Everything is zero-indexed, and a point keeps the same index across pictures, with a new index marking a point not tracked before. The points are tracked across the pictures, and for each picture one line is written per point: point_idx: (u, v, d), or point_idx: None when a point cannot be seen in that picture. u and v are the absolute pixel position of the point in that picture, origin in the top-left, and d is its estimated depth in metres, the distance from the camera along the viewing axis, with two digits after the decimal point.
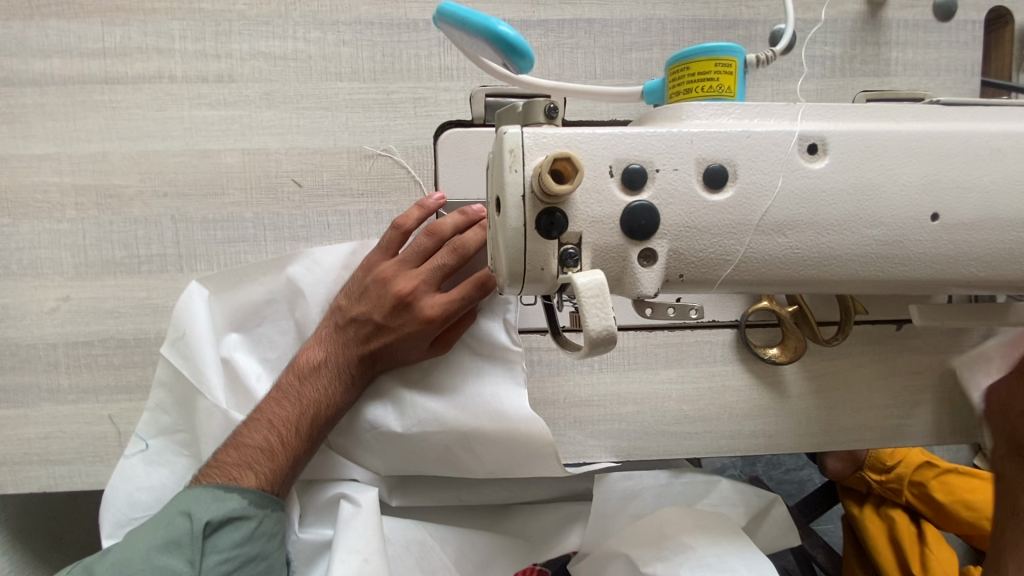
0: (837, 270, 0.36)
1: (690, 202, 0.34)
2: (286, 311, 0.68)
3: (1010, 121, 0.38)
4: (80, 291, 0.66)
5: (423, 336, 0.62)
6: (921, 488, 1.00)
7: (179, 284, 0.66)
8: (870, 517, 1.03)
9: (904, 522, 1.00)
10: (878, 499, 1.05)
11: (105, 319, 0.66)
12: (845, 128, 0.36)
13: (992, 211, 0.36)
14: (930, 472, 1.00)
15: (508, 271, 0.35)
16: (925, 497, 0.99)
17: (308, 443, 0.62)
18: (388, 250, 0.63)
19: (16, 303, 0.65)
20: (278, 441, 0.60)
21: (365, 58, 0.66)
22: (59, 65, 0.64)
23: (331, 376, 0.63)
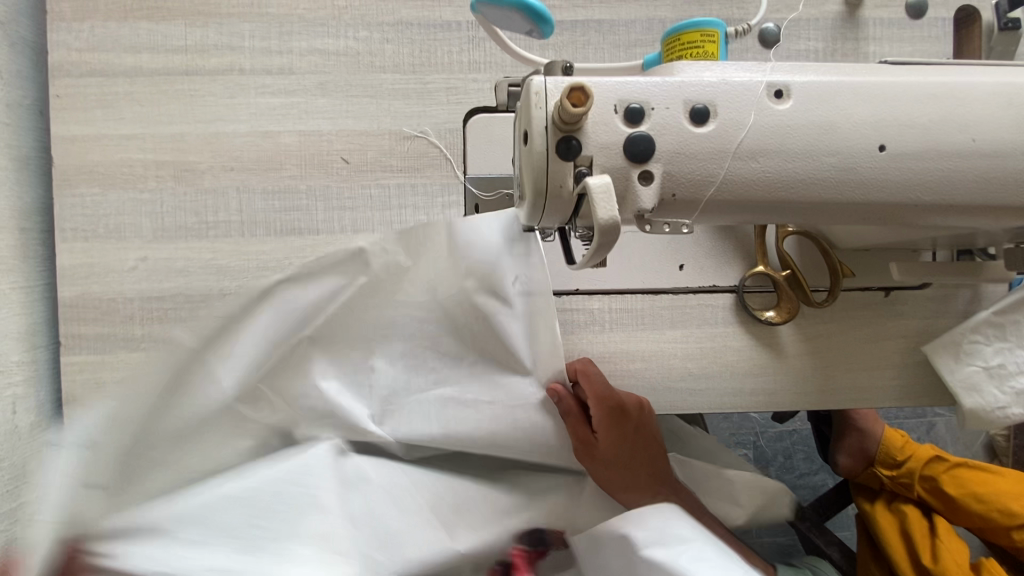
0: (803, 192, 0.44)
1: (680, 133, 0.43)
2: None
3: (946, 75, 0.46)
4: (157, 252, 0.76)
5: None
6: (932, 483, 1.02)
7: (240, 247, 0.76)
8: (881, 511, 1.07)
9: (916, 516, 1.03)
10: (890, 495, 1.08)
11: (177, 277, 0.76)
12: (806, 79, 0.44)
13: (931, 144, 0.44)
14: (941, 465, 1.03)
15: (533, 190, 0.43)
16: (936, 491, 1.02)
17: None
18: None
19: (100, 262, 0.75)
20: None
21: (405, 53, 0.77)
22: (149, 60, 0.76)
23: None
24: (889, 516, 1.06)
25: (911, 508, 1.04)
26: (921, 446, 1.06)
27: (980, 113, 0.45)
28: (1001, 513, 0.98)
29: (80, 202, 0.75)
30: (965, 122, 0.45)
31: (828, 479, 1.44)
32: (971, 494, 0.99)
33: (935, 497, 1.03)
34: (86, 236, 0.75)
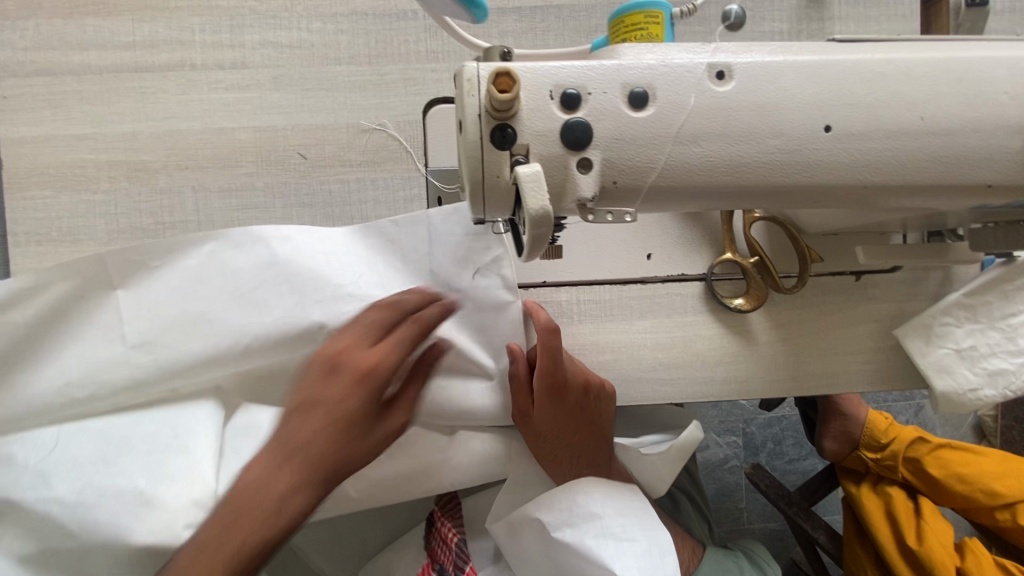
0: (748, 176, 0.43)
1: (618, 118, 0.41)
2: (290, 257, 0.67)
3: (894, 52, 0.45)
4: None
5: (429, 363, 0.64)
6: (915, 464, 1.04)
7: None
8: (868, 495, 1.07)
9: (902, 498, 1.04)
10: (875, 478, 1.08)
11: None
12: (749, 59, 0.43)
13: (878, 123, 0.43)
14: (924, 446, 1.04)
15: (469, 180, 0.42)
16: (920, 472, 1.04)
17: (310, 496, 0.60)
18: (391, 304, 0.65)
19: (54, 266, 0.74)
20: (285, 493, 0.59)
21: (361, 44, 0.75)
22: (96, 57, 0.74)
23: (337, 433, 0.61)
24: (875, 499, 1.06)
25: (897, 490, 1.05)
26: (905, 429, 1.06)
27: (929, 90, 0.44)
28: (982, 492, 1.01)
29: (31, 206, 0.73)
30: (912, 100, 0.43)
31: (818, 464, 1.45)
32: (953, 475, 1.01)
33: (920, 479, 1.04)
34: (38, 241, 0.74)
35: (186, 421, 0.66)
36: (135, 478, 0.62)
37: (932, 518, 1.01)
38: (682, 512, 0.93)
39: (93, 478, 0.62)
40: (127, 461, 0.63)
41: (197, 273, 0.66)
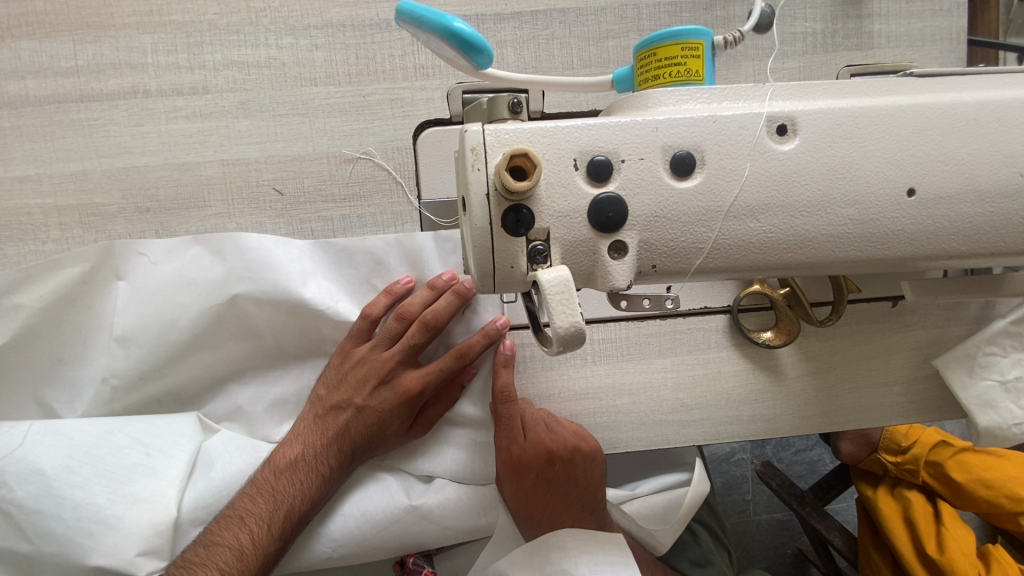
0: (814, 252, 0.36)
1: (659, 191, 0.34)
2: (273, 273, 0.65)
3: (986, 90, 0.37)
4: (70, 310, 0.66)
5: (404, 408, 0.65)
6: (938, 468, 0.95)
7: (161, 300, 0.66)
8: (883, 498, 1.00)
9: (920, 503, 0.96)
10: (892, 480, 1.01)
11: (94, 337, 0.66)
12: (814, 106, 0.35)
13: (970, 184, 0.36)
14: (948, 450, 0.95)
15: (477, 271, 0.34)
16: (942, 477, 0.95)
17: (280, 541, 0.62)
18: (358, 337, 0.65)
19: None
20: (249, 539, 0.60)
21: (339, 61, 0.66)
22: (34, 86, 0.64)
23: (308, 472, 0.63)
24: (893, 502, 0.99)
25: (915, 494, 0.97)
26: (927, 431, 0.97)
27: None
28: (1008, 498, 0.92)
29: None
30: (1011, 153, 0.36)
31: (825, 455, 1.41)
32: (978, 481, 0.92)
33: (941, 483, 0.95)
34: None
35: (159, 437, 0.65)
36: (98, 494, 0.61)
37: (953, 524, 0.94)
38: (702, 545, 0.85)
39: (62, 489, 0.61)
40: (107, 469, 0.62)
41: (182, 278, 0.65)
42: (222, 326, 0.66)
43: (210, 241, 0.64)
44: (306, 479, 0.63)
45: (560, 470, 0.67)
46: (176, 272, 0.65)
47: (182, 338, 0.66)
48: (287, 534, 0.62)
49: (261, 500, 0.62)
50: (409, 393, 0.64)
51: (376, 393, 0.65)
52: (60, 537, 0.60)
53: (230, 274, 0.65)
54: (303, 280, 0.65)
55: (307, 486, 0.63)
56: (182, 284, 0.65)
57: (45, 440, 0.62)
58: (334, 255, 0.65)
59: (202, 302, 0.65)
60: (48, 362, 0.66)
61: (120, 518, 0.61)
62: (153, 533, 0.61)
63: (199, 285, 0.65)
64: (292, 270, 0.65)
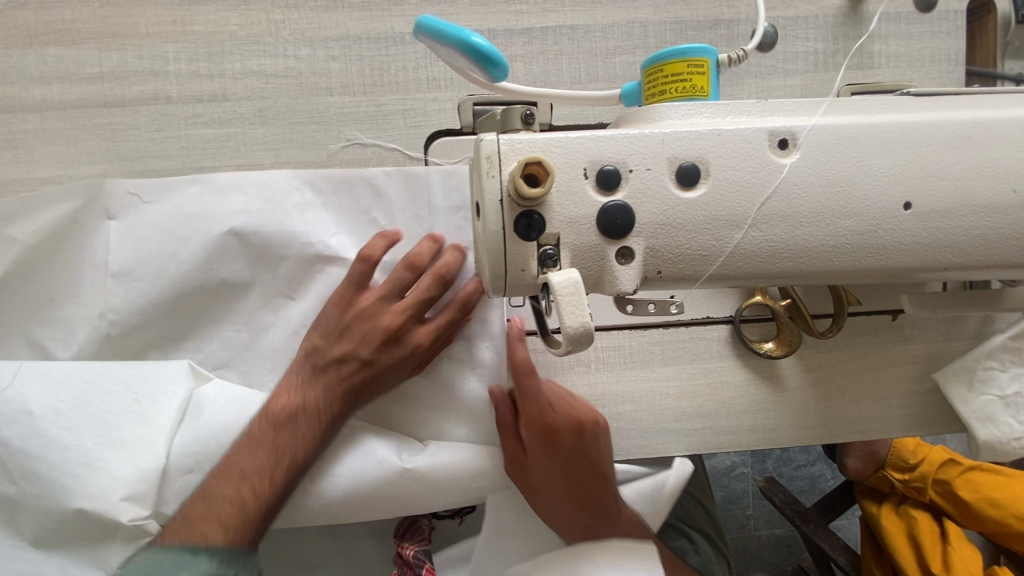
0: (814, 262, 0.37)
1: (664, 201, 0.35)
2: (275, 210, 0.66)
3: (983, 110, 0.38)
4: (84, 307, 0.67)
5: (405, 362, 0.64)
6: (945, 486, 0.95)
7: (175, 298, 0.67)
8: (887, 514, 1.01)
9: (926, 521, 0.97)
10: (898, 498, 1.01)
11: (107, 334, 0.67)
12: (816, 120, 0.37)
13: (965, 198, 0.37)
14: (955, 468, 0.96)
15: (489, 273, 0.35)
16: (948, 495, 0.95)
17: (286, 487, 0.63)
18: (356, 287, 0.64)
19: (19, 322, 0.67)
20: (253, 492, 0.60)
21: (354, 72, 0.68)
22: (59, 90, 0.66)
23: (309, 420, 0.64)
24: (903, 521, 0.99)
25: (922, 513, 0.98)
26: (935, 449, 0.98)
27: (1023, 157, 0.37)
28: (1016, 518, 0.92)
29: None
30: (1004, 171, 0.37)
31: (825, 471, 1.41)
32: (987, 500, 0.93)
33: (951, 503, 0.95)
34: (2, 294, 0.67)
35: (150, 385, 0.65)
36: (86, 437, 0.61)
37: (960, 544, 0.93)
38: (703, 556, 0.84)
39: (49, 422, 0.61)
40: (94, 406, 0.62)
41: (183, 215, 0.66)
42: (222, 265, 0.67)
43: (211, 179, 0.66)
44: (307, 427, 0.64)
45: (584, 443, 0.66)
46: (178, 207, 0.66)
47: (183, 278, 0.67)
48: (291, 480, 0.63)
49: (262, 450, 0.62)
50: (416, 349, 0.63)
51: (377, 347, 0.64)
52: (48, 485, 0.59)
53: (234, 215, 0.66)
54: (303, 214, 0.66)
55: (309, 434, 0.64)
56: (184, 220, 0.66)
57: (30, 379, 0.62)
58: (336, 188, 0.67)
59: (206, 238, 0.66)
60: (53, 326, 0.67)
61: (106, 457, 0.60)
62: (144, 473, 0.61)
63: (204, 223, 0.66)
64: (291, 203, 0.66)
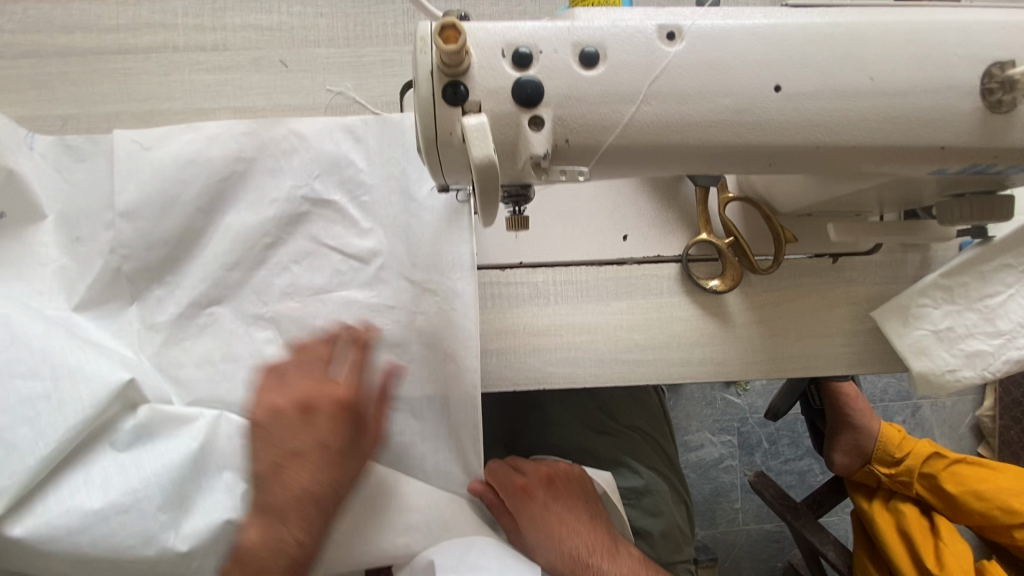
0: (700, 137, 0.44)
1: (569, 78, 0.42)
2: (259, 162, 0.74)
3: (848, 16, 0.45)
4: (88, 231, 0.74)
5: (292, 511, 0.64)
6: (929, 480, 1.16)
7: (166, 223, 0.73)
8: (878, 510, 1.19)
9: (914, 514, 1.16)
10: (886, 493, 1.22)
11: (107, 255, 0.73)
12: (699, 20, 0.44)
13: (828, 85, 0.44)
14: (939, 463, 1.17)
15: (423, 137, 0.42)
16: (933, 488, 1.16)
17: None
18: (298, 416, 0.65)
19: (25, 242, 0.73)
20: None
21: (339, 28, 0.77)
22: (79, 38, 0.75)
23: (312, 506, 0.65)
24: (883, 511, 1.19)
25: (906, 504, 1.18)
26: (920, 446, 1.19)
27: (880, 51, 0.44)
28: (1000, 509, 1.13)
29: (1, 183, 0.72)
30: (863, 62, 0.44)
31: None
32: (972, 493, 1.13)
33: (931, 494, 1.16)
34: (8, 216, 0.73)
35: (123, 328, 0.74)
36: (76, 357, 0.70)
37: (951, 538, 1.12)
38: (655, 495, 0.90)
39: (27, 392, 0.68)
40: (62, 364, 0.69)
41: (158, 149, 0.73)
42: (206, 200, 0.74)
43: (206, 128, 0.73)
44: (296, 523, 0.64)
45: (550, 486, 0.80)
46: (174, 152, 0.73)
47: (178, 206, 0.73)
48: None
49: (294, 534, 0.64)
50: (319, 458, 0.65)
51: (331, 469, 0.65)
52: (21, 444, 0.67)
53: (232, 155, 0.73)
54: (285, 156, 0.74)
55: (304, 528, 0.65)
56: (184, 165, 0.73)
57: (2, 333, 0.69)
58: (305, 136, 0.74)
59: (205, 177, 0.73)
60: (37, 265, 0.73)
61: (72, 421, 0.68)
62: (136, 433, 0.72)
63: (202, 162, 0.73)
64: (271, 146, 0.74)
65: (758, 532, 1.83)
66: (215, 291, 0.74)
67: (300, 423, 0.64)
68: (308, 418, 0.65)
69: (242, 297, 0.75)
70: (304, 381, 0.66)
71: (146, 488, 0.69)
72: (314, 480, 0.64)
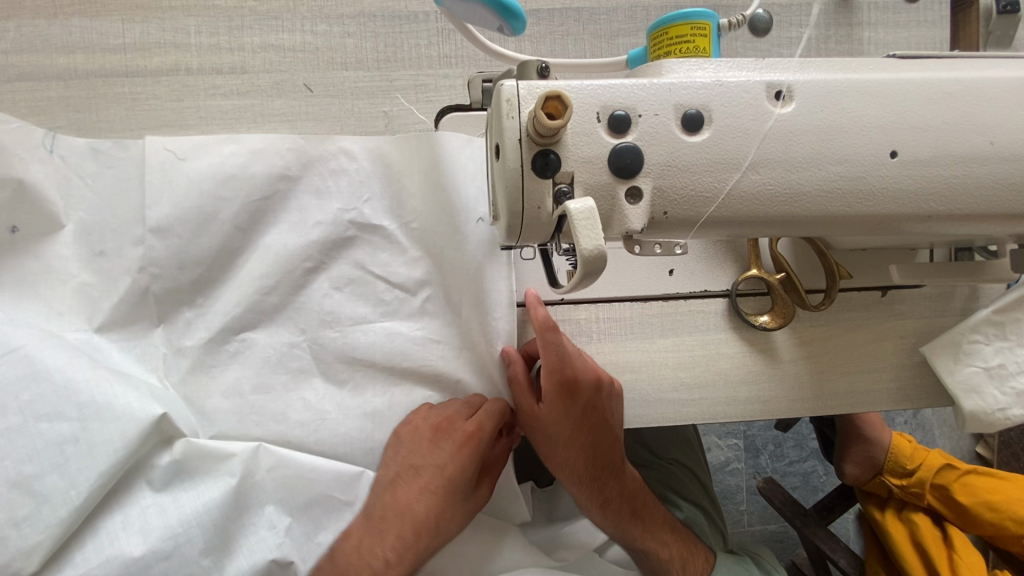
0: (807, 207, 0.40)
1: (671, 144, 0.38)
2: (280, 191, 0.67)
3: (962, 70, 0.42)
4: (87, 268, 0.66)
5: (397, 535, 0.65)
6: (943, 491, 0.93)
7: (178, 260, 0.66)
8: (891, 522, 0.97)
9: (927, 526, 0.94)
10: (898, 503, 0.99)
11: (111, 295, 0.66)
12: (808, 75, 0.40)
13: (947, 149, 0.40)
14: (953, 473, 0.94)
15: (508, 211, 0.38)
16: (947, 499, 0.93)
17: None
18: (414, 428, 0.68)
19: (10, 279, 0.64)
20: None
21: (369, 49, 0.71)
22: (82, 60, 0.69)
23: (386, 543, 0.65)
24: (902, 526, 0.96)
25: (921, 517, 0.95)
26: (932, 453, 0.96)
27: (999, 111, 0.41)
28: (1013, 521, 0.91)
29: None
30: (983, 124, 0.40)
31: (818, 466, 1.41)
32: (983, 503, 0.91)
33: (947, 507, 0.94)
34: None
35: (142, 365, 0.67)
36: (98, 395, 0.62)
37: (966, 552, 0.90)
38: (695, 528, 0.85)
39: (53, 436, 0.61)
40: (89, 402, 0.62)
41: (168, 176, 0.65)
42: (220, 233, 0.66)
43: (239, 144, 0.67)
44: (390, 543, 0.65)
45: (600, 400, 0.63)
46: (205, 166, 0.66)
47: (190, 240, 0.66)
48: None
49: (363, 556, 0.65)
50: (466, 444, 0.66)
51: (436, 451, 0.66)
52: (50, 495, 0.60)
53: (266, 176, 0.66)
54: (309, 187, 0.68)
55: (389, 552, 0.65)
56: (218, 181, 0.66)
57: (20, 368, 0.61)
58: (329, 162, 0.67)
59: (236, 198, 0.66)
60: (27, 303, 0.64)
61: (104, 464, 0.61)
62: (170, 471, 0.65)
63: (234, 183, 0.66)
64: (292, 173, 0.67)
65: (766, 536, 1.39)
66: (251, 317, 0.68)
67: (432, 451, 0.66)
68: (435, 448, 0.66)
69: (273, 332, 0.68)
70: (414, 413, 0.69)
71: (188, 531, 0.62)
72: (401, 506, 0.66)
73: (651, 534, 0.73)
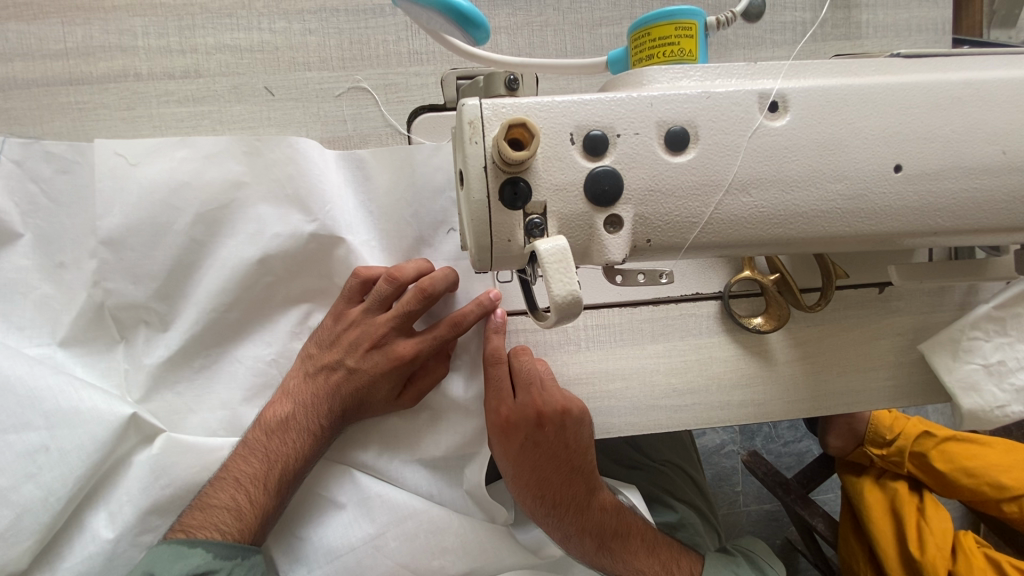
0: (804, 227, 0.37)
1: (653, 165, 0.35)
2: (241, 204, 0.63)
3: (972, 70, 0.38)
4: (39, 289, 0.62)
5: (318, 411, 0.62)
6: (921, 458, 0.86)
7: (138, 278, 0.62)
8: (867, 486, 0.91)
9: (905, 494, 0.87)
10: (879, 471, 0.92)
11: (69, 316, 0.62)
12: (805, 83, 0.36)
13: (954, 160, 0.37)
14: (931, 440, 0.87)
15: (476, 245, 0.35)
16: (925, 467, 0.87)
17: (277, 498, 0.61)
18: (351, 297, 0.64)
19: None
20: (245, 499, 0.59)
21: (332, 46, 0.66)
22: (22, 68, 0.63)
23: (300, 431, 0.62)
24: (878, 492, 0.89)
25: (901, 483, 0.88)
26: (910, 420, 0.90)
27: (1010, 117, 0.37)
28: (990, 484, 0.84)
29: None
30: (994, 132, 0.37)
31: (814, 447, 1.38)
32: (961, 469, 0.84)
33: (924, 472, 0.87)
34: None
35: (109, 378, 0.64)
36: (66, 407, 0.60)
37: (937, 515, 0.85)
38: (689, 528, 0.84)
39: (21, 446, 0.58)
40: (56, 409, 0.59)
41: (122, 186, 0.61)
42: (183, 249, 0.63)
43: (200, 146, 0.62)
44: (298, 439, 0.62)
45: (539, 435, 0.64)
46: (165, 174, 0.61)
47: (151, 257, 0.62)
48: (279, 495, 0.61)
49: (280, 442, 0.61)
50: (403, 357, 0.62)
51: (369, 355, 0.63)
52: (28, 505, 0.58)
53: (231, 183, 0.62)
54: (275, 197, 0.63)
55: (300, 445, 0.61)
56: (178, 190, 0.62)
57: None
58: (291, 169, 0.62)
59: (201, 208, 0.62)
60: None
61: (82, 468, 0.60)
62: (147, 471, 0.63)
63: (198, 188, 0.62)
64: (255, 184, 0.62)
65: (762, 517, 1.35)
66: (220, 334, 0.65)
67: (363, 356, 0.63)
68: (366, 356, 0.63)
69: (244, 345, 0.66)
70: (352, 310, 0.64)
71: None
72: (319, 403, 0.62)
73: (620, 561, 0.70)
